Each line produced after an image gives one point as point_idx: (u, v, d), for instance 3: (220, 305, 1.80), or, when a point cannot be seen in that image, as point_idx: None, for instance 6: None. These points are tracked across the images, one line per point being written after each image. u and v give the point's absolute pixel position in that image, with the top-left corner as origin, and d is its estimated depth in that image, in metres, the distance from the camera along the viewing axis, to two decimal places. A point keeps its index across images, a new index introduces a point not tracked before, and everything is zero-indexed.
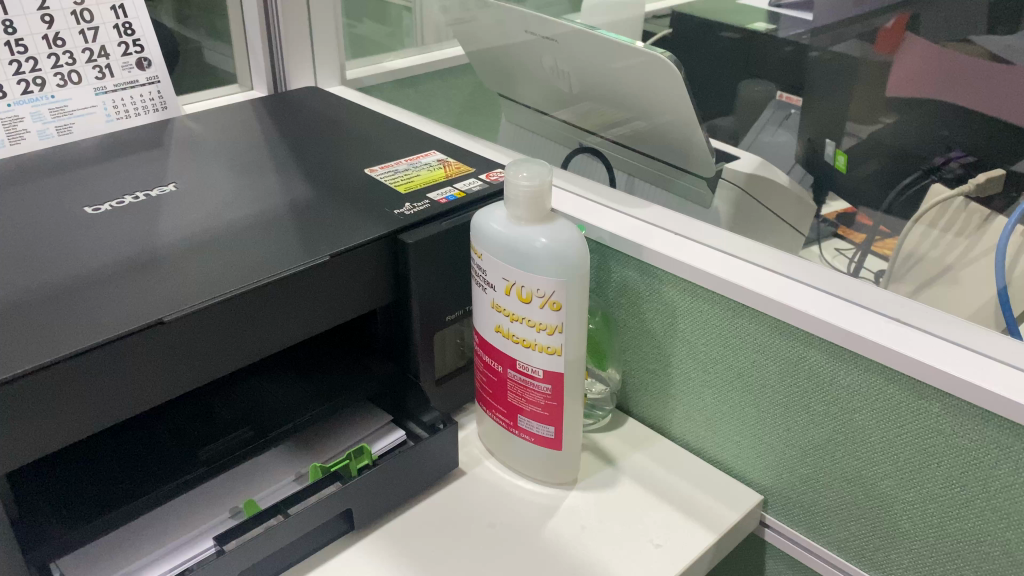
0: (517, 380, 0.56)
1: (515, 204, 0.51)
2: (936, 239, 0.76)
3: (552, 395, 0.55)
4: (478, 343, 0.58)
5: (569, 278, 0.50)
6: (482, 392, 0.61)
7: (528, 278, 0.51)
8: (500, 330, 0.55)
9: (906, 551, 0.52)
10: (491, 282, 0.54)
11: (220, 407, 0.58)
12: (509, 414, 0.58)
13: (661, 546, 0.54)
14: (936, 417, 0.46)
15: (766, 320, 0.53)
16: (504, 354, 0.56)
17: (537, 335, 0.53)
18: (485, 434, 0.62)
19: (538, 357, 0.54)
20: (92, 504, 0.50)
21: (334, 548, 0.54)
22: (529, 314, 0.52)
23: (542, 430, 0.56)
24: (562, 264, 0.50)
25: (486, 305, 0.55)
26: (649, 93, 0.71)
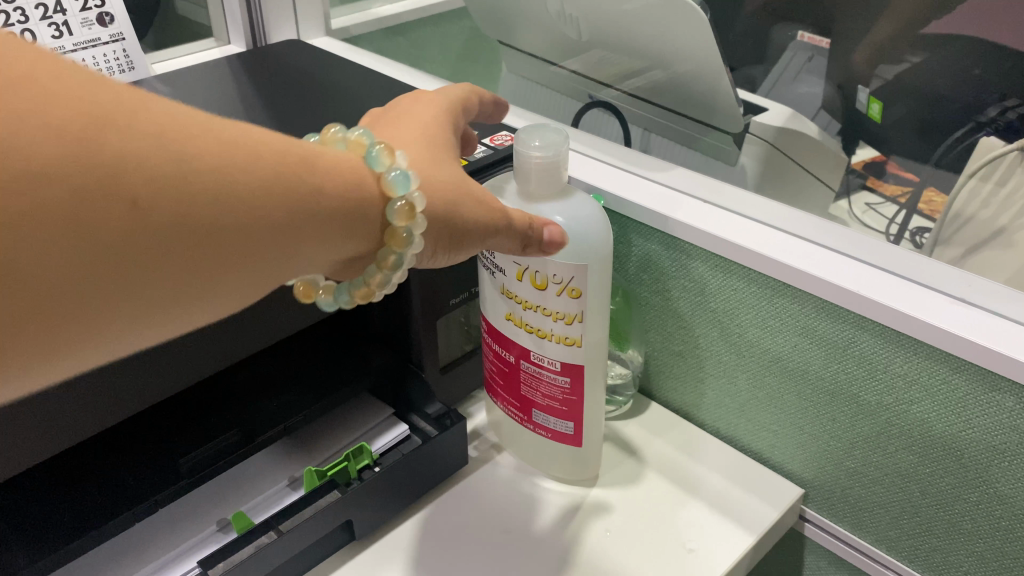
0: (530, 371, 0.50)
1: (525, 177, 0.44)
2: (986, 197, 0.68)
3: (571, 388, 0.49)
4: (486, 329, 0.52)
5: (591, 263, 0.44)
6: (489, 382, 0.55)
7: (543, 264, 0.45)
8: (511, 318, 0.49)
9: (966, 554, 0.46)
10: (501, 266, 0.48)
11: (205, 409, 0.52)
12: (522, 408, 0.53)
13: (695, 551, 0.49)
14: (1008, 412, 0.41)
15: (812, 301, 0.47)
16: (516, 344, 0.50)
17: (553, 324, 0.47)
18: (496, 424, 0.57)
19: (555, 350, 0.48)
20: (62, 524, 0.44)
21: (333, 561, 0.49)
22: (546, 302, 0.46)
23: (561, 426, 0.51)
24: (581, 246, 0.44)
25: (495, 291, 0.49)
26: (668, 38, 0.64)
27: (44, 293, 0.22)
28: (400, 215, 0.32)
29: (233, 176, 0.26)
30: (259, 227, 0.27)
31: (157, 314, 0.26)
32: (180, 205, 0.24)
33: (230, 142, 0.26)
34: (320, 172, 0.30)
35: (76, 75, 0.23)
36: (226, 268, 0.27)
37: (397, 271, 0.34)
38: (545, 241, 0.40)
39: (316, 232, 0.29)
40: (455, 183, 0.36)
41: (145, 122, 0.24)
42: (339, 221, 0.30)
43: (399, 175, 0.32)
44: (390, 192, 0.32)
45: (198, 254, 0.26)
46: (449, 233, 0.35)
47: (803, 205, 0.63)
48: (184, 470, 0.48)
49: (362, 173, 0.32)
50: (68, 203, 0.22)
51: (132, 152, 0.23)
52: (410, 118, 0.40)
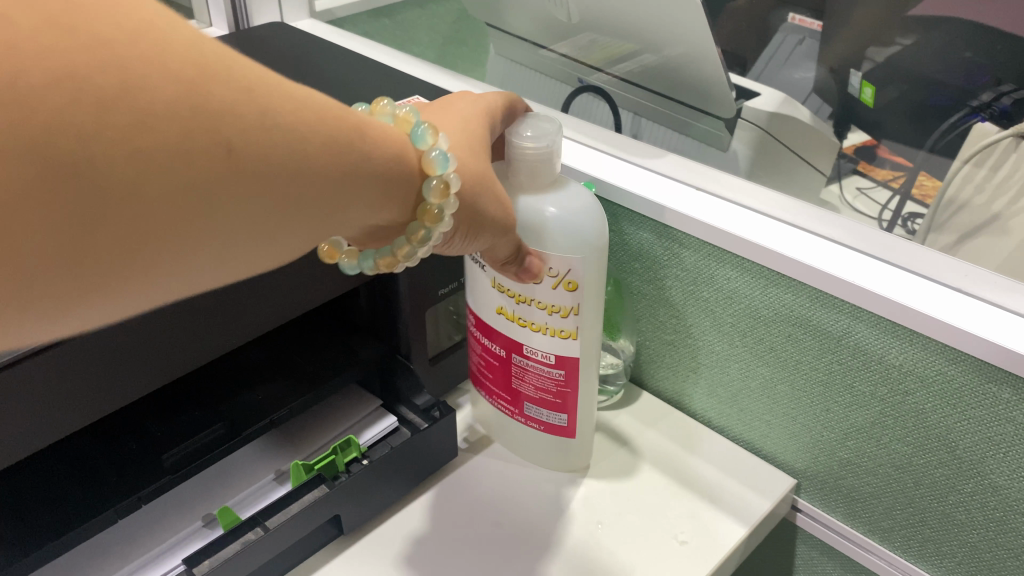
0: (522, 365, 0.49)
1: (518, 169, 0.43)
2: (979, 182, 0.68)
3: (567, 381, 0.48)
4: (474, 324, 0.51)
5: (590, 254, 0.43)
6: (477, 377, 0.54)
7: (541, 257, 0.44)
8: (502, 311, 0.48)
9: (960, 544, 0.46)
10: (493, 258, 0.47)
11: (191, 402, 0.51)
12: (514, 401, 0.52)
13: (687, 543, 0.48)
14: (1004, 404, 0.40)
15: (806, 290, 0.46)
16: (507, 338, 0.49)
17: (547, 318, 0.46)
18: (485, 416, 0.56)
19: (548, 343, 0.47)
20: (46, 521, 0.44)
21: (322, 556, 0.49)
22: (540, 295, 0.45)
23: (555, 418, 0.50)
24: (575, 238, 0.43)
25: (486, 284, 0.48)
26: (661, 20, 0.63)
27: (145, 226, 0.23)
28: (435, 193, 0.33)
29: (309, 133, 0.27)
30: (327, 179, 0.28)
31: (233, 251, 0.27)
32: (266, 153, 0.25)
33: (304, 101, 0.27)
34: (375, 136, 0.31)
35: (170, 24, 0.23)
36: (281, 222, 0.28)
37: (423, 247, 0.35)
38: (523, 264, 0.41)
39: (367, 192, 0.31)
40: (488, 173, 0.37)
41: (238, 74, 0.25)
42: (381, 189, 0.31)
43: (439, 155, 0.33)
44: (430, 169, 0.33)
45: (275, 197, 0.26)
46: (472, 220, 0.36)
47: (795, 191, 0.63)
48: (169, 465, 0.47)
49: (406, 147, 0.33)
50: (177, 150, 0.23)
51: (230, 104, 0.24)
52: (462, 101, 0.41)
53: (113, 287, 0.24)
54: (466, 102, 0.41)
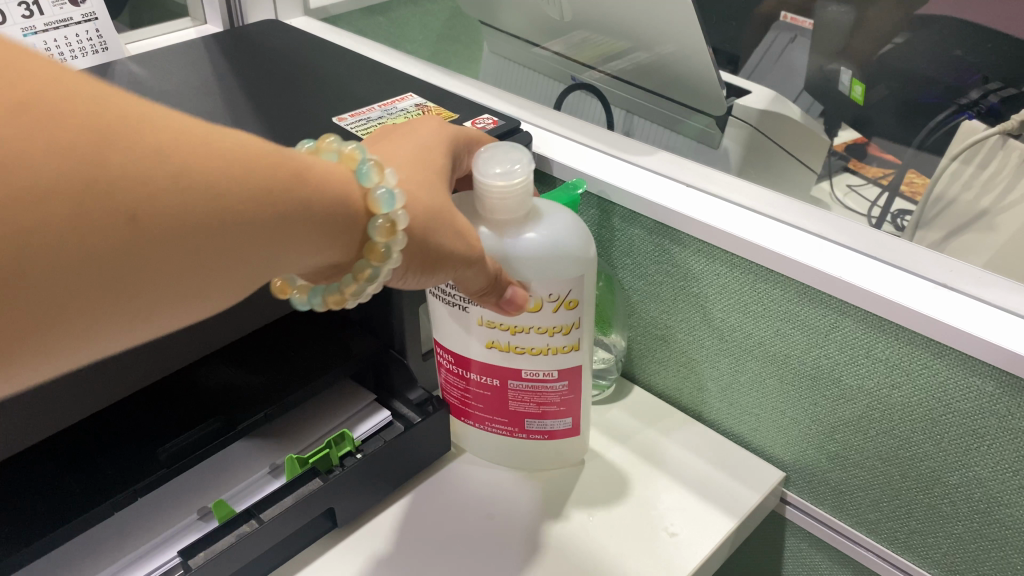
0: (522, 390, 0.49)
1: (495, 209, 0.42)
2: (967, 179, 0.68)
3: (572, 390, 0.49)
4: (456, 360, 0.50)
5: (580, 272, 0.44)
6: (458, 410, 0.53)
7: (536, 286, 0.44)
8: (494, 344, 0.47)
9: (945, 536, 0.47)
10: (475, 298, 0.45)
11: (186, 396, 0.51)
12: (513, 422, 0.51)
13: (676, 535, 0.49)
14: (988, 397, 0.41)
15: (794, 286, 0.47)
16: (502, 368, 0.48)
17: (548, 338, 0.46)
18: (467, 441, 0.55)
19: (550, 361, 0.47)
20: (43, 512, 0.44)
21: (317, 548, 0.49)
22: (537, 320, 0.45)
23: (562, 426, 0.51)
24: (572, 259, 0.44)
25: (471, 324, 0.47)
26: (653, 18, 0.64)
27: (65, 298, 0.24)
28: (381, 232, 0.33)
29: (229, 186, 0.27)
30: (257, 225, 0.28)
31: (181, 299, 0.28)
32: (179, 213, 0.25)
33: (223, 152, 0.27)
34: (310, 179, 0.30)
35: (75, 92, 0.23)
36: (213, 273, 0.28)
37: (371, 284, 0.35)
38: (504, 298, 0.42)
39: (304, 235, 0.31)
40: (440, 206, 0.37)
41: (143, 137, 0.24)
42: (322, 230, 0.32)
43: (385, 193, 0.33)
44: (375, 207, 0.33)
45: (206, 249, 0.27)
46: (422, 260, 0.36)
47: (786, 188, 0.63)
48: (165, 458, 0.47)
49: (350, 187, 0.33)
50: (76, 223, 0.23)
51: (134, 170, 0.24)
52: (415, 135, 0.41)
53: (48, 366, 0.25)
54: (426, 136, 0.41)
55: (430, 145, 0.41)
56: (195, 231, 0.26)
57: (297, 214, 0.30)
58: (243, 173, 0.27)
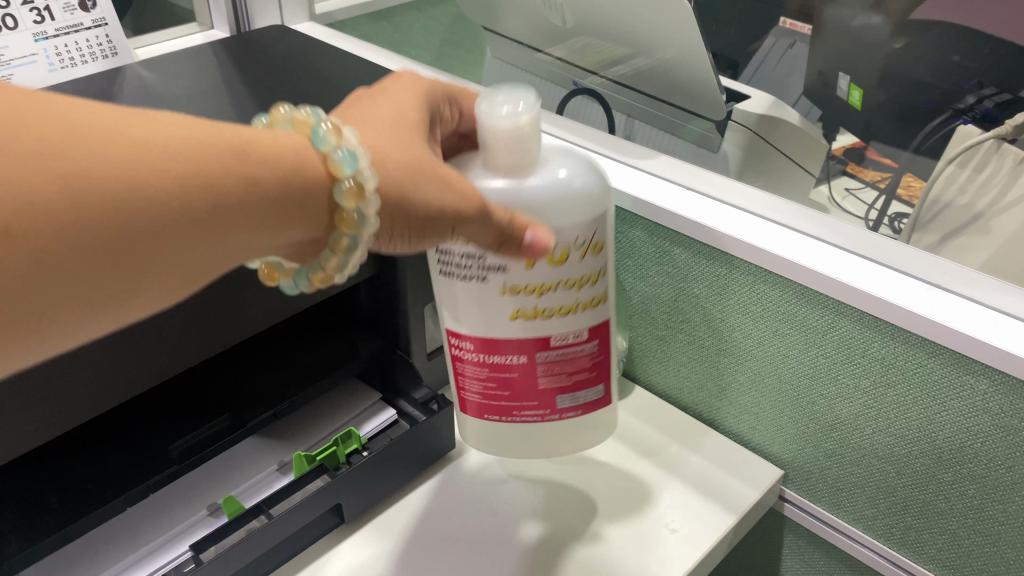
0: (552, 361, 0.45)
1: (502, 152, 0.40)
2: (963, 182, 0.69)
3: (601, 349, 0.46)
4: (472, 346, 0.45)
5: (599, 211, 0.42)
6: (478, 403, 0.48)
7: (561, 233, 0.41)
8: (519, 314, 0.43)
9: (940, 532, 0.48)
10: (495, 265, 0.41)
11: (194, 394, 0.52)
12: (542, 404, 0.47)
13: (676, 531, 0.50)
14: (981, 395, 0.42)
15: (792, 287, 0.48)
16: (529, 340, 0.44)
17: (576, 293, 0.43)
18: (486, 438, 0.50)
19: (580, 319, 0.44)
20: (55, 507, 0.45)
21: (325, 543, 0.50)
22: (567, 273, 0.42)
23: (592, 396, 0.48)
24: (591, 196, 0.41)
25: (494, 297, 0.43)
26: (655, 25, 0.65)
27: None
28: (348, 196, 0.31)
29: (136, 189, 0.25)
30: (191, 221, 0.27)
31: (133, 300, 0.27)
32: (79, 225, 0.24)
33: (126, 154, 0.25)
34: (251, 162, 0.29)
35: None
36: (143, 277, 0.27)
37: (351, 256, 0.34)
38: (528, 242, 0.37)
39: (256, 224, 0.29)
40: (424, 161, 0.35)
41: (40, 149, 0.24)
42: (267, 207, 0.29)
43: (345, 154, 0.31)
44: (337, 170, 0.31)
45: (138, 253, 0.26)
46: (410, 220, 0.34)
47: (784, 193, 0.64)
48: (176, 454, 0.48)
49: (305, 154, 0.31)
50: None
51: (19, 189, 0.23)
52: (387, 97, 0.39)
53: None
54: (398, 95, 0.39)
55: (402, 104, 0.38)
56: (101, 239, 0.25)
57: (226, 195, 0.28)
58: (151, 173, 0.26)
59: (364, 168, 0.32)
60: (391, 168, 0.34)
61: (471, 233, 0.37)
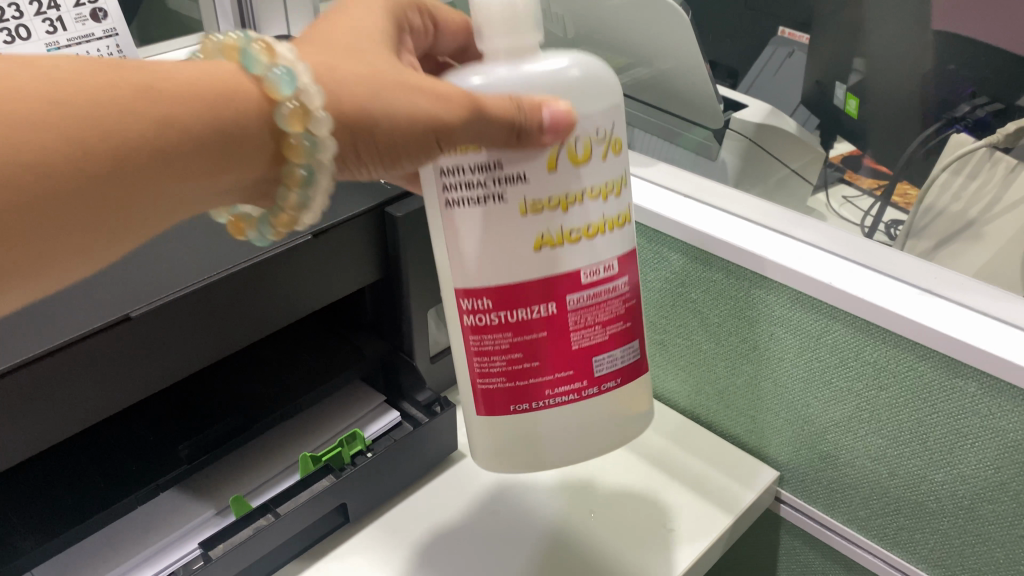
0: (582, 305, 0.39)
1: (499, 30, 0.37)
2: (957, 189, 0.70)
3: (630, 288, 0.41)
4: (489, 303, 0.38)
5: (617, 102, 0.38)
6: (497, 390, 0.40)
7: (583, 123, 0.36)
8: (543, 242, 0.37)
9: (931, 532, 0.49)
10: (513, 172, 0.36)
11: (202, 395, 0.53)
12: (575, 367, 0.40)
13: (674, 530, 0.51)
14: (970, 397, 0.43)
15: (787, 291, 0.49)
16: (556, 279, 0.38)
17: (602, 207, 0.38)
18: (512, 445, 0.41)
19: (608, 244, 0.39)
20: (68, 505, 0.46)
21: (329, 542, 0.51)
22: (593, 179, 0.37)
23: (626, 355, 0.42)
24: (607, 82, 0.38)
25: (514, 221, 0.37)
26: (653, 36, 0.66)
27: None
28: (289, 119, 0.31)
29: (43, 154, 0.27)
30: (116, 172, 0.28)
31: (84, 250, 0.30)
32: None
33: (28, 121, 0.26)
34: (163, 98, 0.29)
35: None
36: (88, 223, 0.29)
37: (309, 189, 0.34)
38: (546, 124, 0.35)
39: (186, 170, 0.30)
40: (387, 79, 0.34)
41: None
42: (197, 143, 0.30)
43: (280, 74, 0.31)
44: (274, 93, 0.31)
45: (76, 211, 0.28)
46: (376, 142, 0.34)
47: (780, 199, 0.65)
48: (184, 455, 0.50)
49: (237, 83, 0.31)
50: None
51: None
52: (345, 17, 0.38)
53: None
54: (360, 17, 0.38)
55: (362, 25, 0.37)
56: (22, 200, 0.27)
57: (142, 136, 0.28)
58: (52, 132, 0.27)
59: (305, 88, 0.32)
60: (345, 88, 0.33)
61: (476, 134, 0.35)
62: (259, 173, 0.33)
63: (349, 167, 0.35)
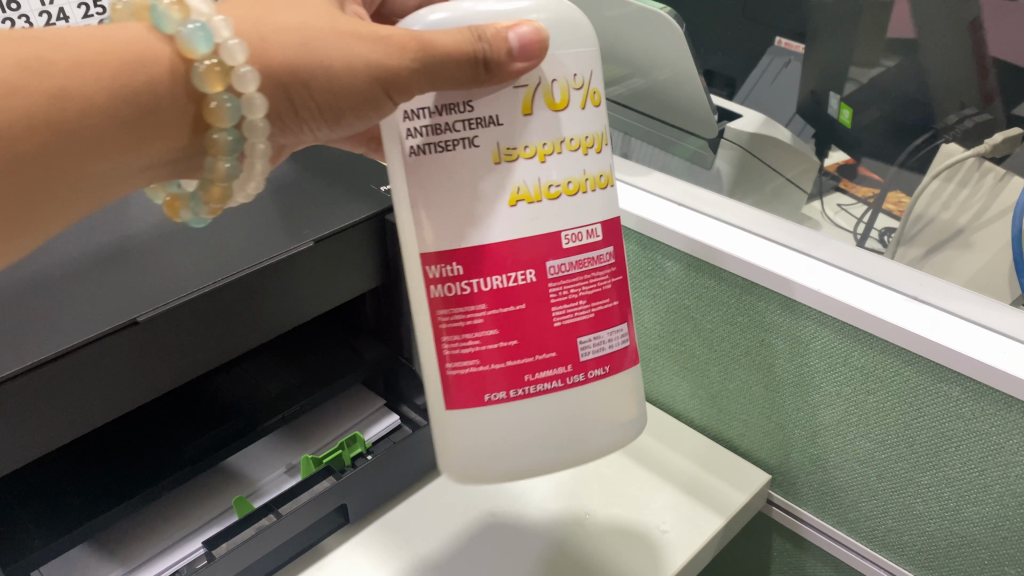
0: (564, 274, 0.36)
1: None
2: (947, 198, 0.71)
3: (617, 263, 0.38)
4: (460, 269, 0.35)
5: (595, 48, 0.36)
6: (470, 377, 0.37)
7: (558, 63, 0.34)
8: (520, 197, 0.35)
9: (919, 533, 0.50)
10: (485, 115, 0.34)
11: (206, 400, 0.55)
12: (559, 346, 0.36)
13: (667, 532, 0.52)
14: (955, 401, 0.44)
15: (778, 298, 0.50)
16: (535, 244, 0.35)
17: (583, 161, 0.36)
18: (489, 446, 0.37)
19: (591, 204, 0.36)
20: (75, 505, 0.47)
21: (330, 542, 0.53)
22: (571, 128, 0.35)
23: (615, 341, 0.38)
24: (581, 25, 0.36)
25: (487, 171, 0.34)
26: (650, 47, 0.67)
27: None
28: (207, 77, 0.32)
29: None
30: (38, 144, 0.30)
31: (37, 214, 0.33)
32: None
33: None
34: (61, 70, 0.30)
35: None
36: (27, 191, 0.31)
37: (236, 151, 0.35)
38: (514, 50, 0.33)
39: (109, 140, 0.32)
40: (316, 25, 0.34)
41: None
42: (109, 107, 0.31)
43: (196, 32, 0.32)
44: (190, 52, 0.32)
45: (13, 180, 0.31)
46: (307, 90, 0.35)
47: (774, 208, 0.67)
48: (189, 457, 0.51)
49: (150, 43, 0.32)
50: None
51: None
52: None
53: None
54: None
55: None
56: None
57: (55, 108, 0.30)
58: None
59: (221, 45, 0.33)
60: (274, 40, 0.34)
61: (436, 77, 0.33)
62: (184, 133, 0.34)
63: (283, 125, 0.36)
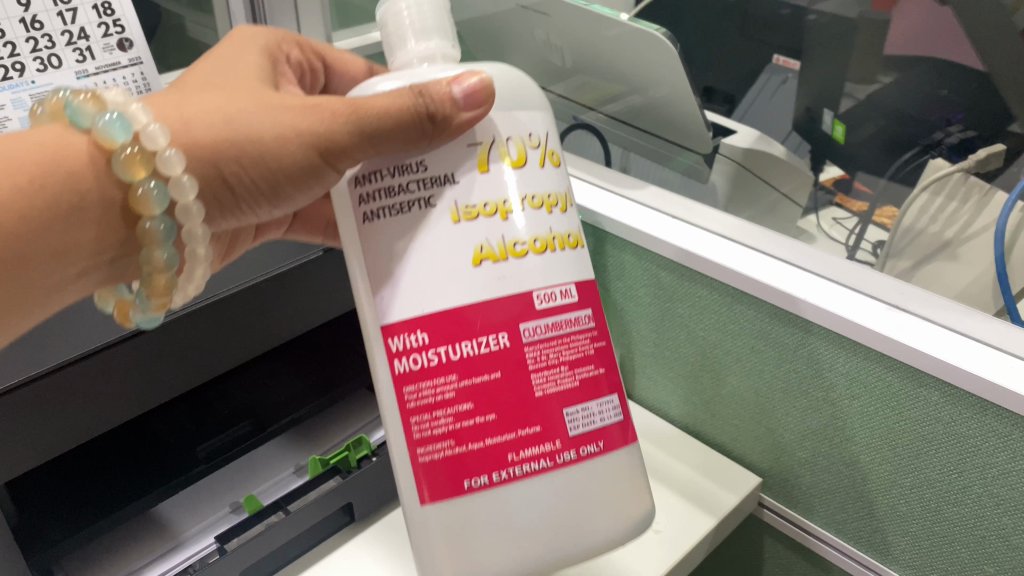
0: (539, 337, 0.37)
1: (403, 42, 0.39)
2: (936, 211, 0.74)
3: (596, 326, 0.39)
4: (427, 337, 0.36)
5: (547, 114, 0.39)
6: (446, 461, 0.37)
7: (511, 124, 0.38)
8: (484, 256, 0.36)
9: (903, 534, 0.52)
10: (439, 175, 0.36)
11: (216, 397, 0.57)
12: (538, 417, 0.37)
13: (661, 532, 0.54)
14: (934, 406, 0.46)
15: (766, 307, 0.53)
16: (506, 309, 0.36)
17: (548, 220, 0.38)
18: (476, 530, 0.36)
19: (560, 262, 0.38)
20: (95, 498, 0.50)
21: (336, 539, 0.55)
22: (530, 187, 0.37)
23: (602, 410, 0.39)
24: (527, 91, 0.39)
25: (452, 233, 0.36)
26: (644, 65, 0.70)
27: None
28: (125, 163, 0.35)
29: None
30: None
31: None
32: None
33: None
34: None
35: None
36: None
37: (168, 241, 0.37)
38: (459, 99, 0.35)
39: (44, 235, 0.34)
40: (246, 111, 0.38)
41: None
42: (33, 205, 0.33)
43: (112, 122, 0.35)
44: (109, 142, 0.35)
45: None
46: (247, 165, 0.38)
47: (767, 220, 0.69)
48: (203, 456, 0.54)
49: (69, 140, 0.35)
50: None
51: None
52: (216, 56, 0.42)
53: None
54: (230, 57, 0.43)
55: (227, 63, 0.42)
56: None
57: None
58: None
59: (144, 132, 0.35)
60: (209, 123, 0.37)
61: (376, 139, 0.36)
62: (112, 225, 0.37)
63: (220, 207, 0.39)
